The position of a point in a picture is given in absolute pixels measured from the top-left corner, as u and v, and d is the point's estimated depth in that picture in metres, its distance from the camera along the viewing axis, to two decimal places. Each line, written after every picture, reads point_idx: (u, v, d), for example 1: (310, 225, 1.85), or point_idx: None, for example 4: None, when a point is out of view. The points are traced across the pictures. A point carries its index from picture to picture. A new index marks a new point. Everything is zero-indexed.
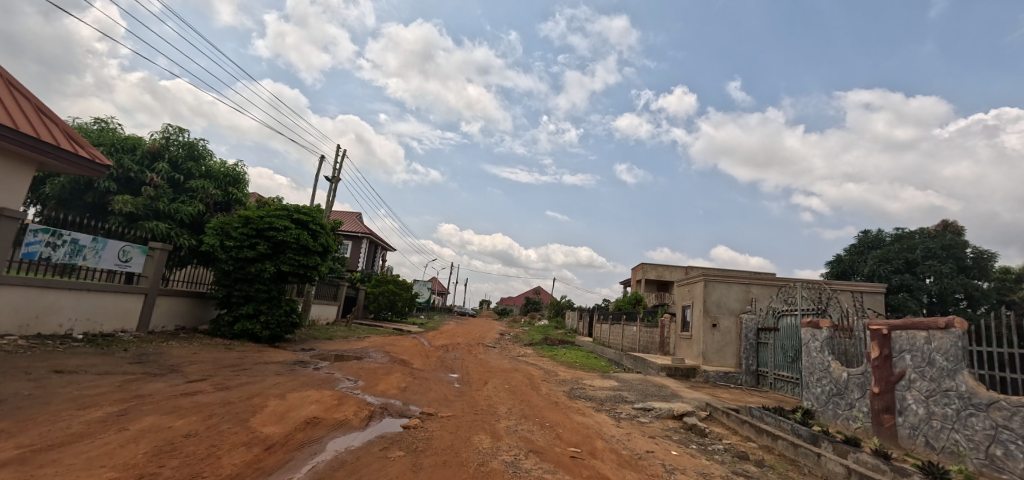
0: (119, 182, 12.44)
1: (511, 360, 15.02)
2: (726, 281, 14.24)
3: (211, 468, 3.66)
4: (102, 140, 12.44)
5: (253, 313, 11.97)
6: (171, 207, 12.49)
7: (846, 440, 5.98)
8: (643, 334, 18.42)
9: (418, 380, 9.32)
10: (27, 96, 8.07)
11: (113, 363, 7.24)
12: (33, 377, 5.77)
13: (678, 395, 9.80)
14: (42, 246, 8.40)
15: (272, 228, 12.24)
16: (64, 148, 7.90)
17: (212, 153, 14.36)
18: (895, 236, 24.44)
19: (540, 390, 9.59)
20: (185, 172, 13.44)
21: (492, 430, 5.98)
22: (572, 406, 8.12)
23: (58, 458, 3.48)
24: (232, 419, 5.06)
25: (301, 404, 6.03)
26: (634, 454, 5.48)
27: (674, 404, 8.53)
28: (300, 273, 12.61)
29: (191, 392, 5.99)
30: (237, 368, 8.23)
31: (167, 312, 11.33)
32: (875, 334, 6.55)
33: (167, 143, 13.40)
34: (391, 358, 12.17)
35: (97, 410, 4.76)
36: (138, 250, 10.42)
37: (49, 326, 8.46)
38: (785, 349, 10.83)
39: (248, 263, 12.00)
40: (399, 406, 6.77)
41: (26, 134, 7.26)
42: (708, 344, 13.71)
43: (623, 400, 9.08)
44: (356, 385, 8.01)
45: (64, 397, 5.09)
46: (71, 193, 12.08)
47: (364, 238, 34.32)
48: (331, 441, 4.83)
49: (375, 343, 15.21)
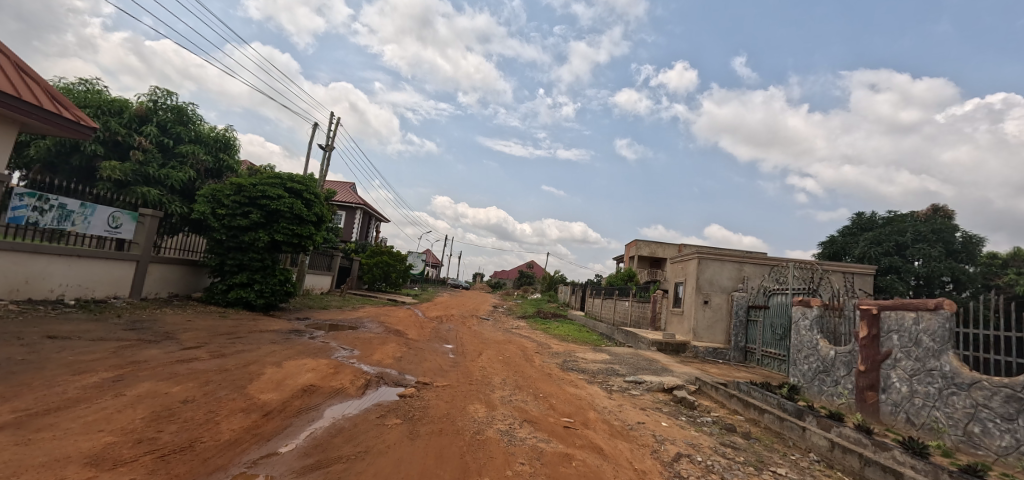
0: (106, 145, 12.05)
1: (504, 333, 15.22)
2: (719, 260, 14.33)
3: (209, 433, 3.69)
4: (88, 101, 11.93)
5: (247, 282, 11.97)
6: (162, 172, 12.20)
7: (830, 415, 6.17)
8: (635, 309, 18.61)
9: (413, 350, 9.45)
10: (5, 54, 7.70)
11: (107, 330, 7.22)
12: (26, 342, 5.73)
13: (668, 370, 9.99)
14: (29, 211, 8.27)
15: (266, 196, 12.05)
16: (47, 108, 7.59)
17: (201, 116, 14.02)
18: (887, 219, 24.65)
19: (533, 362, 9.74)
20: (174, 137, 13.15)
21: (486, 400, 6.07)
22: (565, 379, 8.26)
23: (54, 423, 3.48)
24: (229, 386, 5.09)
25: (297, 372, 6.07)
26: (625, 425, 5.61)
27: (664, 377, 8.73)
28: (294, 244, 12.50)
29: (187, 359, 6.00)
30: (232, 336, 8.26)
31: (160, 279, 11.24)
32: (865, 314, 6.63)
33: (154, 106, 12.98)
34: (385, 328, 12.28)
35: (93, 375, 4.76)
36: (129, 217, 10.24)
37: (41, 291, 8.40)
38: (774, 326, 11.05)
39: (241, 232, 11.85)
40: (394, 376, 6.85)
41: (7, 94, 6.97)
42: (699, 320, 13.91)
43: (615, 373, 9.27)
44: (352, 355, 8.08)
45: (59, 362, 5.09)
46: (56, 156, 11.68)
47: (357, 209, 33.94)
48: (328, 408, 4.88)
49: (369, 313, 15.40)
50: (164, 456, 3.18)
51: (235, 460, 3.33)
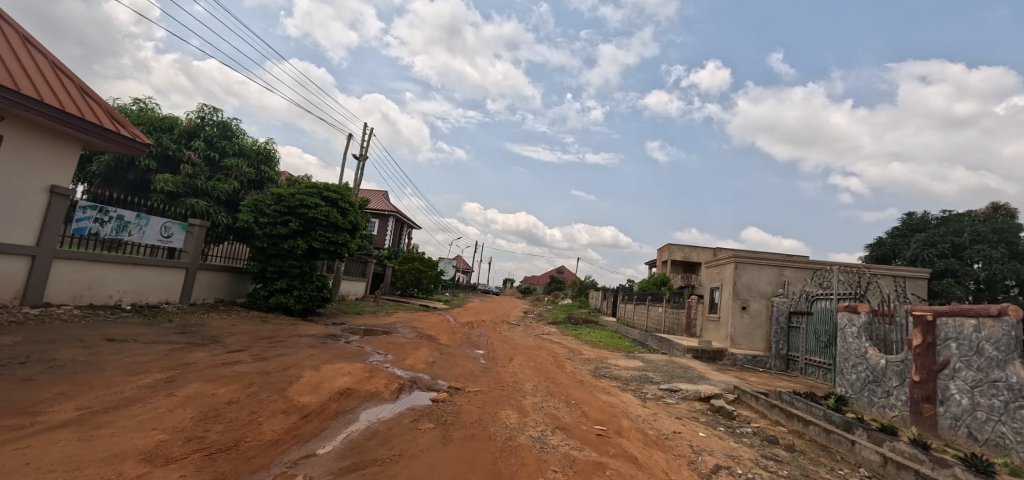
0: (158, 160, 12.83)
1: (535, 339, 15.14)
2: (757, 264, 13.79)
3: (252, 434, 3.85)
4: (141, 119, 12.77)
5: (287, 288, 12.43)
6: (209, 184, 12.87)
7: (881, 428, 5.82)
8: (669, 315, 18.14)
9: (444, 355, 9.54)
10: (72, 78, 8.38)
11: (159, 333, 7.66)
12: (87, 345, 6.15)
13: (705, 378, 9.68)
14: (91, 223, 8.83)
15: (304, 205, 12.52)
16: (107, 127, 8.19)
17: (244, 131, 14.74)
18: (941, 219, 23.15)
19: (565, 368, 9.66)
20: (220, 150, 13.86)
21: (518, 406, 6.06)
22: (597, 386, 8.12)
23: (112, 420, 3.71)
24: (271, 388, 5.30)
25: (334, 376, 6.23)
26: (660, 434, 5.47)
27: (700, 386, 8.46)
28: (330, 251, 12.89)
29: (231, 362, 6.28)
30: (272, 340, 8.60)
31: (207, 285, 11.85)
32: (918, 321, 6.21)
33: (201, 122, 13.75)
34: (417, 333, 12.49)
35: (147, 376, 5.05)
36: (179, 227, 10.83)
37: (101, 297, 9.00)
38: (817, 333, 10.54)
39: (281, 240, 12.34)
40: (427, 380, 6.94)
41: (73, 115, 7.58)
42: (736, 326, 13.43)
43: (649, 380, 9.05)
44: (385, 359, 8.25)
45: (116, 363, 5.43)
46: (114, 171, 12.53)
47: (389, 216, 34.76)
48: (363, 412, 4.99)
49: (402, 319, 15.68)
50: (211, 455, 3.33)
51: (276, 460, 3.45)
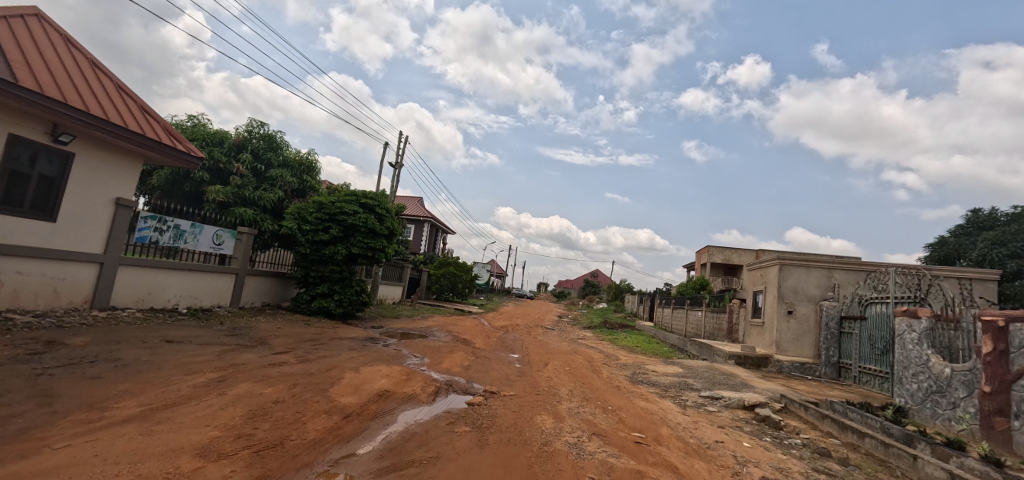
0: (210, 172, 13.64)
1: (570, 343, 14.98)
2: (804, 266, 13.11)
3: (297, 433, 3.99)
4: (195, 134, 13.63)
5: (328, 293, 12.88)
6: (256, 194, 13.56)
7: (948, 442, 5.38)
8: (709, 320, 17.54)
9: (480, 359, 9.60)
10: (134, 98, 9.04)
11: (212, 335, 8.10)
12: (149, 345, 6.58)
13: (749, 385, 9.26)
14: (151, 232, 9.50)
15: (343, 212, 12.97)
16: (165, 143, 8.80)
17: (288, 143, 15.45)
18: (1012, 216, 21.34)
19: (601, 373, 9.50)
20: (266, 162, 14.59)
21: (554, 411, 6.00)
22: (635, 392, 7.93)
23: (170, 416, 3.95)
24: (314, 388, 5.49)
25: (373, 378, 6.39)
26: (702, 443, 5.27)
27: (744, 394, 8.11)
28: (368, 256, 13.28)
29: (278, 363, 6.56)
30: (315, 342, 8.93)
31: (255, 290, 12.45)
32: (987, 327, 5.71)
33: (249, 136, 14.53)
34: (452, 337, 12.64)
35: (201, 376, 5.34)
36: (229, 235, 11.45)
37: (160, 301, 9.62)
38: (872, 340, 9.91)
39: (322, 246, 12.81)
40: (463, 384, 6.99)
41: (136, 132, 8.20)
42: (782, 332, 12.81)
43: (689, 387, 8.77)
44: (422, 362, 8.39)
45: (174, 363, 5.78)
46: (171, 183, 13.42)
47: (425, 222, 35.49)
48: (401, 414, 5.08)
49: (438, 323, 15.91)
50: (259, 452, 3.48)
51: (319, 458, 3.57)
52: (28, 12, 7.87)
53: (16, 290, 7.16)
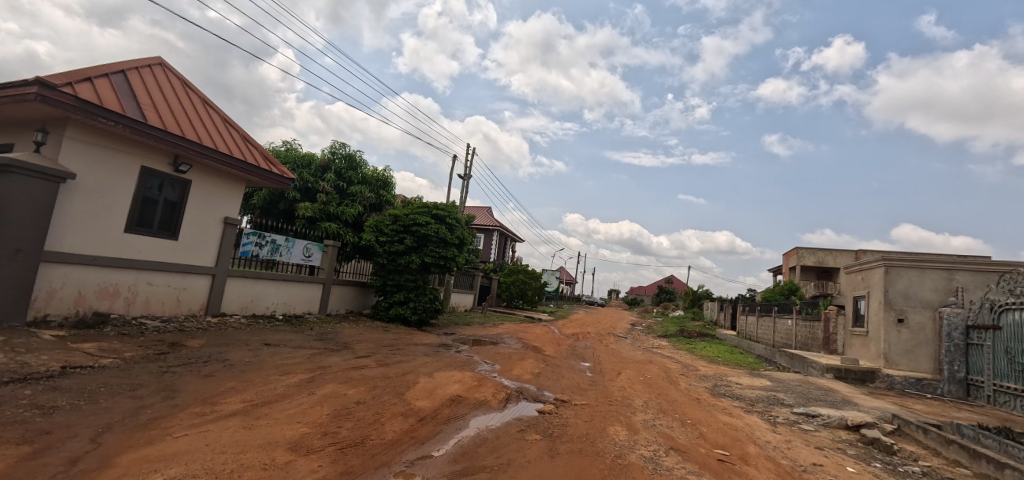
0: (301, 191, 15.01)
1: (644, 352, 14.40)
2: (917, 268, 11.49)
3: (377, 433, 4.21)
4: (288, 158, 15.11)
5: (404, 300, 13.54)
6: (339, 210, 14.68)
7: None
8: (801, 329, 15.94)
9: (550, 366, 9.53)
10: (237, 130, 10.22)
11: (303, 340, 8.85)
12: (252, 348, 7.34)
13: (852, 403, 8.25)
14: (253, 246, 10.62)
15: (416, 224, 13.61)
16: (263, 167, 9.82)
17: (366, 161, 16.59)
18: None
19: (678, 385, 9.00)
20: (347, 180, 15.76)
21: (628, 423, 5.77)
22: (716, 405, 7.39)
23: (268, 412, 4.35)
24: (392, 391, 5.77)
25: (446, 383, 6.59)
26: (796, 465, 4.77)
27: (846, 412, 7.25)
28: (440, 265, 13.79)
29: (360, 367, 7.00)
30: (393, 348, 9.41)
31: (339, 298, 13.43)
32: None
33: (332, 157, 15.81)
34: (522, 344, 12.68)
35: (293, 376, 5.84)
36: (317, 247, 12.47)
37: (260, 308, 10.71)
38: (1011, 354, 8.43)
39: (398, 256, 13.52)
40: (533, 391, 6.97)
41: (239, 159, 9.24)
42: (891, 343, 11.31)
43: (779, 402, 8.02)
44: (493, 369, 8.50)
45: (271, 364, 6.39)
46: (269, 203, 14.95)
47: (494, 231, 36.23)
48: (473, 419, 5.17)
49: (508, 330, 16.07)
50: (343, 449, 3.71)
51: (396, 458, 3.73)
52: (154, 63, 9.22)
53: (149, 298, 8.34)
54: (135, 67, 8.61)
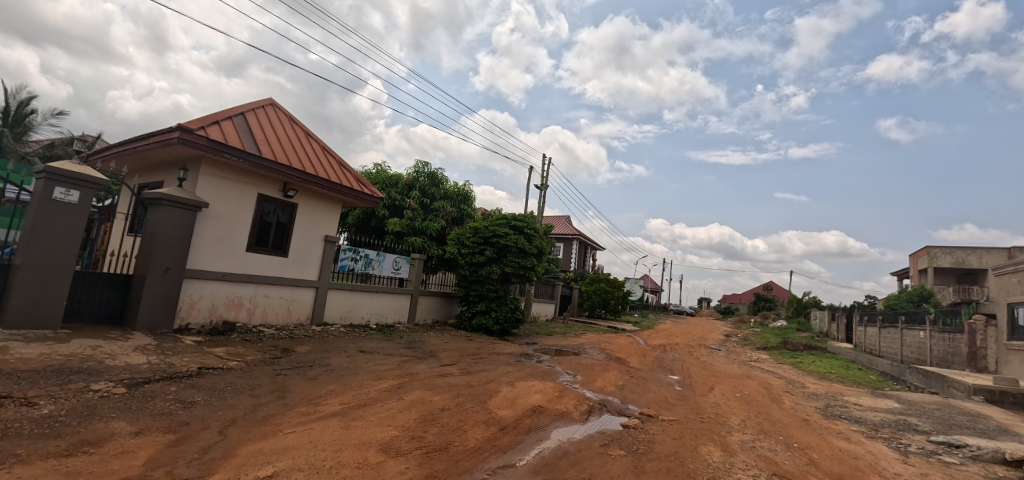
0: (389, 209, 16.15)
1: (741, 366, 13.24)
2: None
3: (460, 439, 4.33)
4: (378, 179, 16.38)
5: (486, 310, 13.88)
6: (424, 224, 15.53)
7: None
8: (935, 342, 13.42)
9: (636, 379, 9.14)
10: (334, 156, 11.31)
11: (394, 347, 9.44)
12: (350, 354, 7.99)
13: (1014, 433, 6.82)
14: (350, 261, 11.60)
15: (496, 235, 13.94)
16: (356, 188, 10.75)
17: (447, 177, 17.43)
18: None
19: (783, 403, 8.12)
20: (430, 196, 16.67)
21: (723, 443, 5.31)
22: (830, 428, 6.54)
23: (362, 414, 4.69)
24: (474, 399, 5.91)
25: (527, 393, 6.60)
26: None
27: (1005, 443, 6.00)
28: (520, 274, 13.96)
29: (445, 374, 7.29)
30: (476, 356, 9.67)
31: (426, 308, 14.14)
32: None
33: (416, 175, 16.84)
34: (606, 355, 12.32)
35: (385, 382, 6.25)
36: (405, 261, 13.28)
37: (357, 318, 11.64)
38: None
39: (479, 267, 13.92)
40: (617, 405, 6.72)
41: (335, 182, 10.20)
42: None
43: (911, 428, 6.88)
44: (575, 380, 8.36)
45: (366, 370, 6.90)
46: (362, 221, 16.28)
47: (574, 240, 35.94)
48: (554, 430, 5.11)
49: (590, 340, 15.73)
50: (428, 453, 3.87)
51: (478, 465, 3.80)
52: (265, 104, 10.57)
53: (265, 309, 9.47)
54: (252, 110, 9.95)
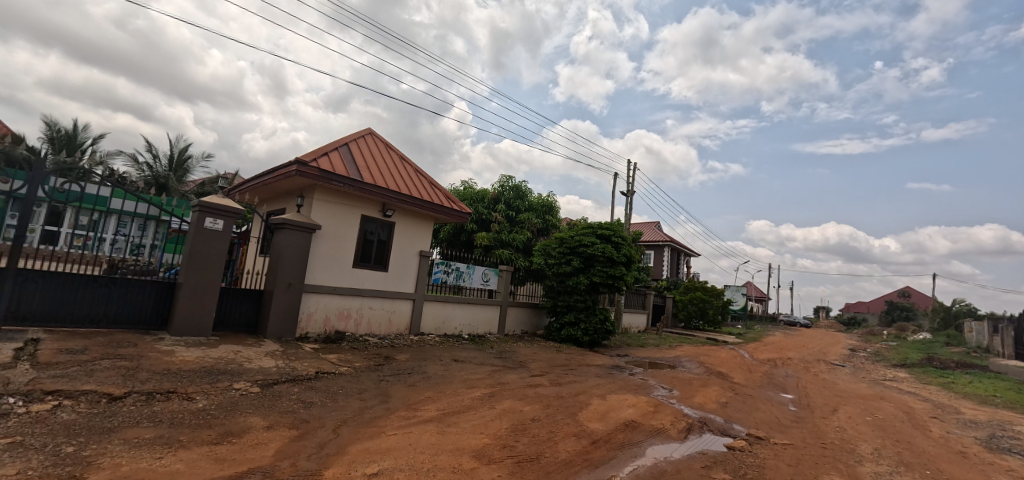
0: (477, 223, 16.78)
1: (873, 385, 11.49)
2: None
3: (551, 451, 4.31)
4: (466, 195, 17.14)
5: (575, 321, 13.72)
6: (510, 237, 15.87)
7: None
8: None
9: (740, 396, 8.38)
10: (425, 176, 12.09)
11: (485, 357, 9.71)
12: (444, 363, 8.38)
13: None
14: (443, 274, 12.22)
15: (582, 244, 13.77)
16: (446, 205, 11.36)
17: (531, 189, 17.68)
18: None
19: (930, 430, 6.88)
20: (516, 209, 17.01)
21: (851, 473, 4.64)
22: (998, 464, 5.38)
23: (456, 421, 4.88)
24: (565, 411, 5.85)
25: (620, 407, 6.37)
26: None
27: None
28: (609, 284, 13.61)
29: (535, 385, 7.33)
30: (566, 368, 9.58)
31: (515, 319, 14.38)
32: None
33: (502, 189, 17.33)
34: (705, 369, 11.47)
35: (477, 390, 6.45)
36: (493, 273, 13.66)
37: (450, 329, 12.21)
38: None
39: (566, 277, 13.85)
40: (720, 423, 6.22)
41: (427, 200, 10.88)
42: None
43: None
44: (671, 394, 7.90)
45: (460, 378, 7.18)
46: (453, 236, 17.09)
47: (664, 246, 34.21)
48: (650, 448, 4.86)
49: (687, 353, 14.77)
50: (519, 463, 3.91)
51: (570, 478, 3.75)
52: (365, 134, 11.66)
53: (370, 319, 10.34)
54: (354, 140, 11.05)
